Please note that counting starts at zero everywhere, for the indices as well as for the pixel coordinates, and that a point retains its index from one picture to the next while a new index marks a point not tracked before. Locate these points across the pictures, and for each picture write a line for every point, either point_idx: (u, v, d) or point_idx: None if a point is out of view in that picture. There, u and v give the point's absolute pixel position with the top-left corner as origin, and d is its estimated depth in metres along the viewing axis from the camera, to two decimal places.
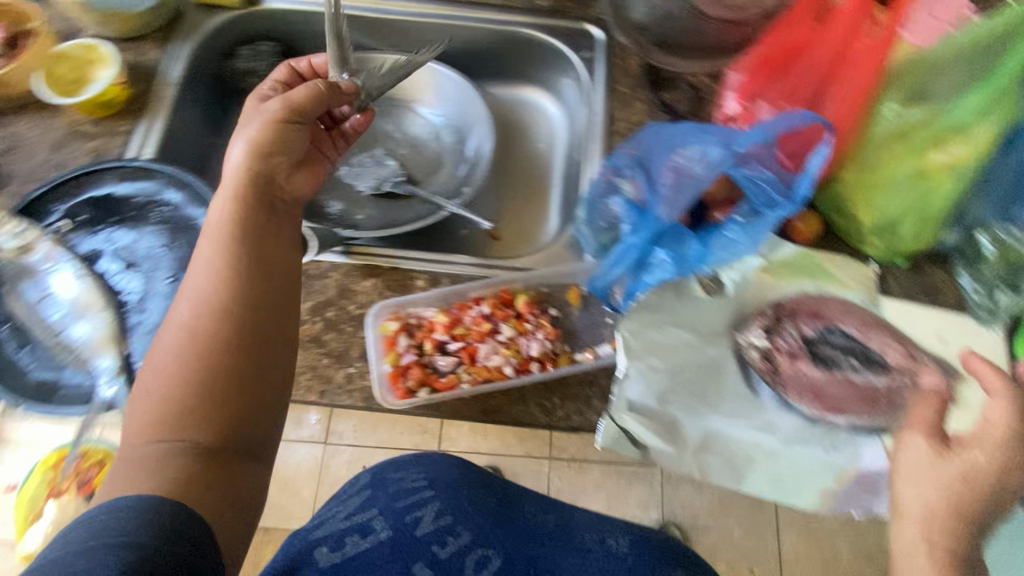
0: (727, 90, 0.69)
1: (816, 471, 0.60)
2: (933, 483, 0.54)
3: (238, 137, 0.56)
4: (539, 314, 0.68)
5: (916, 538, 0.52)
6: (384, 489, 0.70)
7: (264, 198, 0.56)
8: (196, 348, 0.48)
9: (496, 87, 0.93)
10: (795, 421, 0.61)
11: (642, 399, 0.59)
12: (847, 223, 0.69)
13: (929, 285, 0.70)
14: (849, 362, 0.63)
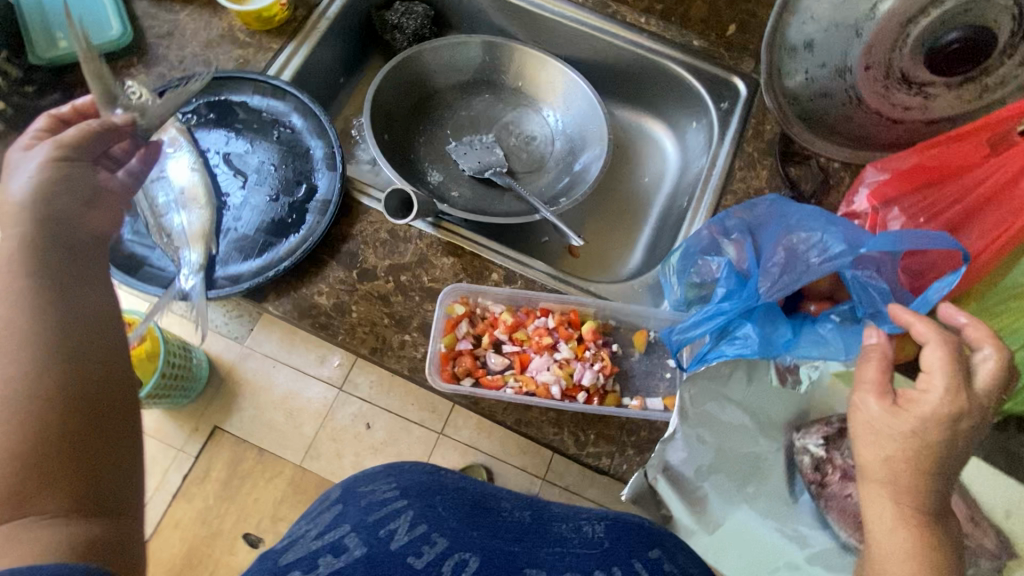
0: (861, 184, 0.65)
1: None
2: (891, 442, 0.43)
3: (11, 188, 0.49)
4: (600, 345, 0.66)
5: (883, 503, 0.43)
6: (355, 503, 0.59)
7: (61, 238, 0.49)
8: (11, 417, 0.41)
9: (622, 111, 0.92)
10: (829, 544, 0.57)
11: (680, 466, 0.59)
12: None
13: (1011, 451, 0.65)
14: None
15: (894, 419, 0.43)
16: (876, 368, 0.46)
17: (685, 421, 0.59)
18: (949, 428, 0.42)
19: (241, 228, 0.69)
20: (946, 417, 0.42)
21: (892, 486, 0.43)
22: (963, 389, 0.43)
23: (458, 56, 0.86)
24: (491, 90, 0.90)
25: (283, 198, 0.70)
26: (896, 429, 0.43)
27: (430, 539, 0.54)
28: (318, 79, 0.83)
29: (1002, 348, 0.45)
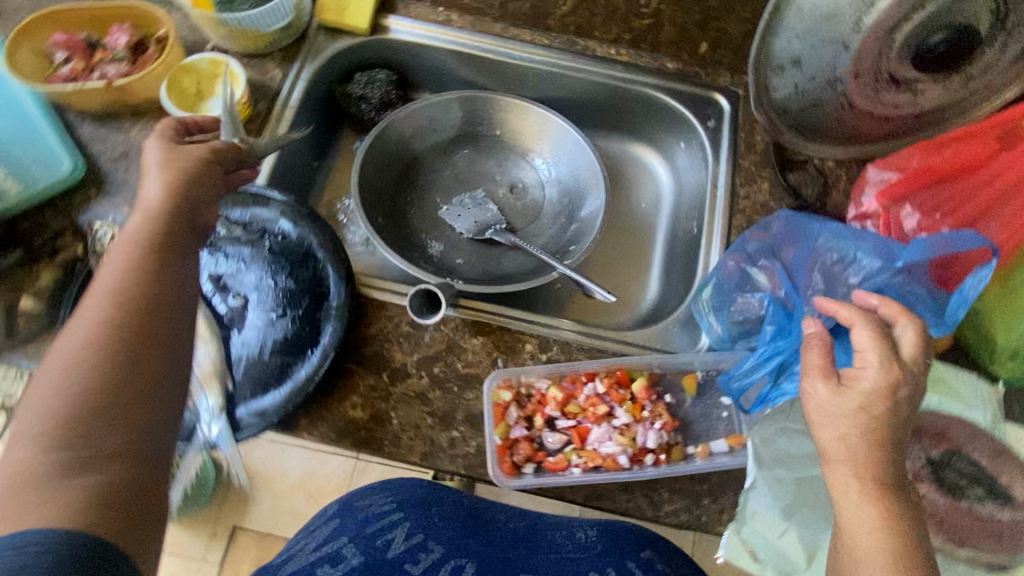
0: (868, 185, 0.67)
1: None
2: (844, 420, 0.46)
3: (153, 173, 0.51)
4: (655, 399, 0.65)
5: (846, 477, 0.45)
6: (353, 516, 0.67)
7: (187, 226, 0.51)
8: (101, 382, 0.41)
9: (605, 140, 0.91)
10: None
11: (766, 513, 0.57)
12: (977, 338, 0.65)
13: None
14: (974, 490, 0.61)
15: (839, 398, 0.47)
16: (819, 353, 0.50)
17: (760, 466, 0.58)
18: (890, 396, 0.46)
19: (251, 353, 0.64)
20: (885, 389, 0.46)
21: (850, 461, 0.45)
22: (894, 361, 0.47)
23: (434, 115, 0.83)
24: (472, 145, 0.87)
25: (290, 312, 0.66)
26: (845, 407, 0.46)
27: (430, 547, 0.65)
28: (293, 170, 0.78)
29: (912, 319, 0.49)
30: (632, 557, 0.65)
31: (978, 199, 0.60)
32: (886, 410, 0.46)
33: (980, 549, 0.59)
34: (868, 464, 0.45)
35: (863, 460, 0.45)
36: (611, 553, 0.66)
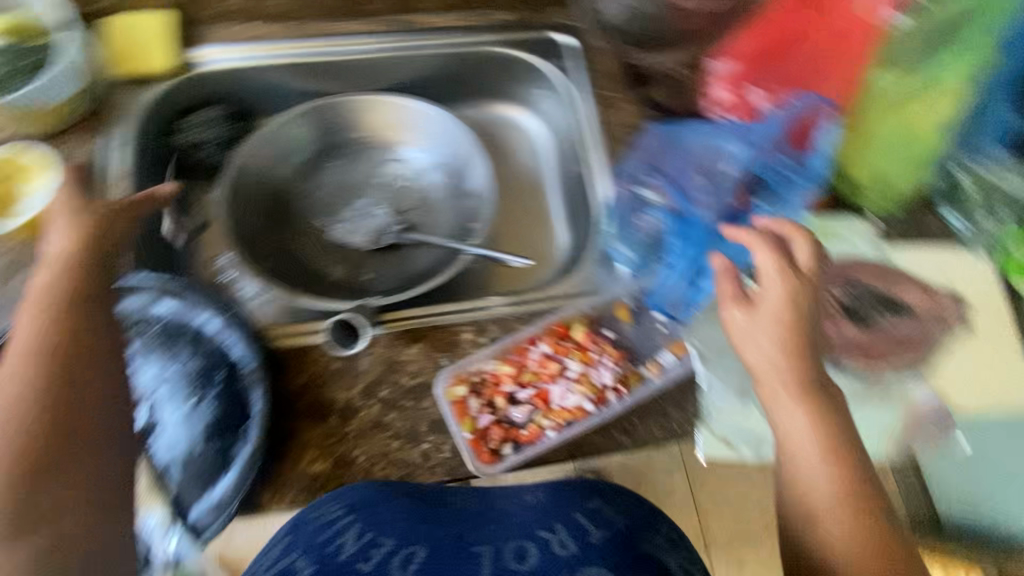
0: (715, 78, 0.71)
1: (881, 421, 0.66)
2: (766, 337, 0.52)
3: (55, 227, 0.55)
4: (598, 339, 0.67)
5: (778, 388, 0.51)
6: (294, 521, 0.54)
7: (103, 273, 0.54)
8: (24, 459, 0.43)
9: (470, 109, 0.88)
10: (850, 381, 0.66)
11: (725, 401, 0.62)
12: (846, 185, 0.72)
13: (924, 227, 0.75)
14: (880, 310, 0.68)
15: (753, 321, 0.53)
16: (730, 283, 0.56)
17: (700, 363, 0.62)
18: (793, 305, 0.52)
19: (180, 453, 0.60)
20: (792, 300, 0.52)
21: (783, 374, 0.51)
22: (793, 273, 0.53)
23: (286, 139, 0.79)
24: (337, 157, 0.83)
25: (204, 395, 0.62)
26: (764, 327, 0.52)
27: (379, 544, 0.51)
28: (155, 244, 0.71)
29: (805, 234, 0.56)
30: (579, 508, 0.56)
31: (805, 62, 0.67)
32: (794, 317, 0.52)
33: (896, 357, 0.68)
34: (795, 374, 0.51)
35: (786, 371, 0.51)
36: (564, 504, 0.56)
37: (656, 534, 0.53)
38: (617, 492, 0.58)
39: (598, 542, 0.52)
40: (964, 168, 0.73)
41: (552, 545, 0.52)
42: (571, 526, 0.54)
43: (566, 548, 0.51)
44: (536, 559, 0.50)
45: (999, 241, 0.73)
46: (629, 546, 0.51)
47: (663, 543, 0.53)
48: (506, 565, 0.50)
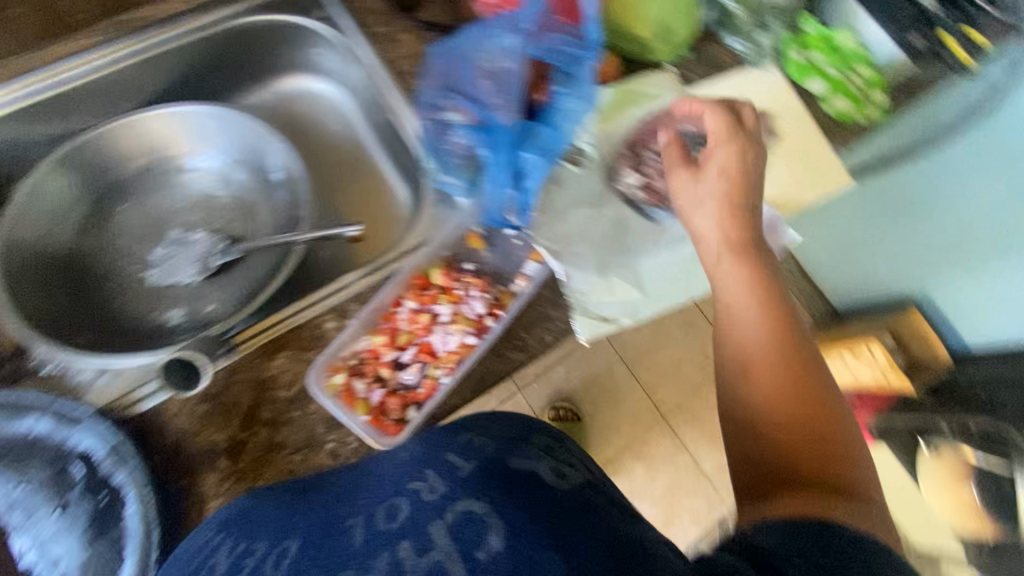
0: None
1: None
2: (709, 197, 0.58)
3: None
4: (460, 275, 0.65)
5: (717, 245, 0.58)
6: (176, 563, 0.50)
7: None
8: None
9: (252, 95, 0.83)
10: None
11: (591, 283, 0.64)
12: (634, 46, 0.76)
13: (712, 59, 0.83)
14: None
15: (705, 180, 0.59)
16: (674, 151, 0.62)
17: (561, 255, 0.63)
18: (743, 171, 0.59)
19: (69, 563, 0.55)
20: (733, 159, 0.59)
21: (726, 238, 0.57)
22: (738, 134, 0.60)
23: (48, 198, 0.68)
24: (125, 199, 0.75)
25: (69, 496, 0.56)
26: (708, 186, 0.59)
27: (255, 549, 0.45)
28: None
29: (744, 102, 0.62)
30: (453, 448, 0.50)
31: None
32: (742, 179, 0.58)
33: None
34: (740, 235, 0.57)
35: (727, 231, 0.57)
36: (432, 450, 0.50)
37: (521, 451, 0.51)
38: (481, 421, 0.56)
39: (469, 473, 0.46)
40: None
41: (423, 492, 0.45)
42: (443, 470, 0.47)
43: (436, 491, 0.45)
44: (410, 511, 0.43)
45: (777, 47, 0.82)
46: (497, 470, 0.46)
47: (532, 457, 0.51)
48: (379, 529, 0.43)
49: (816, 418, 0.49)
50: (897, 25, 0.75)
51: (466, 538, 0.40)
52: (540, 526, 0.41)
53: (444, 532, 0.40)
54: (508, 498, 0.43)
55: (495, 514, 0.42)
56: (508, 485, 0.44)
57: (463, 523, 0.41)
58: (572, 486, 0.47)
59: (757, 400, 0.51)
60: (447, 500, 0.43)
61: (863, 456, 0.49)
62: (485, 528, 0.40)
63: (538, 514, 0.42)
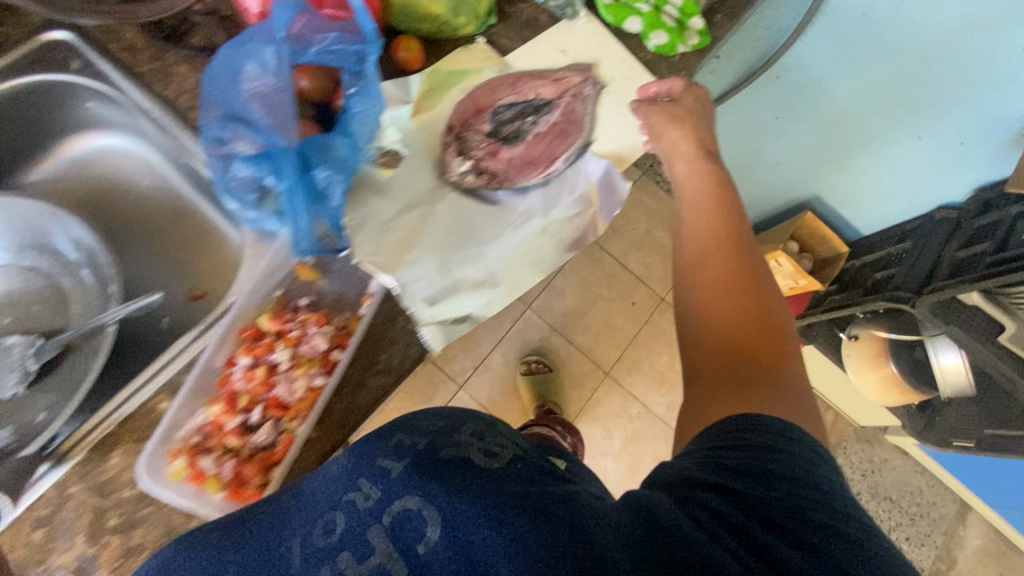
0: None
1: (576, 209, 0.70)
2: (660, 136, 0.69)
3: None
4: (293, 314, 0.61)
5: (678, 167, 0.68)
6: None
7: None
8: None
9: (36, 169, 0.74)
10: (537, 194, 0.70)
11: (430, 288, 0.61)
12: (433, 26, 0.71)
13: (524, 21, 0.79)
14: (527, 119, 0.71)
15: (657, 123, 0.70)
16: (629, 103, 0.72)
17: (396, 267, 0.59)
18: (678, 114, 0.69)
19: None
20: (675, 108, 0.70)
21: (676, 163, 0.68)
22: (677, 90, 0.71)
23: None
24: None
25: None
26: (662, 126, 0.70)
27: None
28: None
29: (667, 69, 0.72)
30: (382, 452, 0.42)
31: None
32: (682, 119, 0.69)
33: (557, 150, 0.71)
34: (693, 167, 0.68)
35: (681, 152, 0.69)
36: (365, 457, 0.43)
37: (456, 435, 0.45)
38: (418, 414, 0.48)
39: (401, 473, 0.40)
40: None
41: (358, 502, 0.40)
42: (374, 476, 0.41)
43: (370, 496, 0.40)
44: (346, 524, 0.39)
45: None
46: (431, 459, 0.41)
47: (465, 440, 0.44)
48: (316, 546, 0.39)
49: (758, 308, 0.57)
50: None
51: (403, 538, 0.37)
52: (486, 514, 0.37)
53: (382, 535, 0.38)
54: (446, 489, 0.39)
55: (432, 507, 0.38)
56: (442, 473, 0.40)
57: (402, 524, 0.38)
58: (505, 460, 0.43)
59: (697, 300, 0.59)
60: (381, 505, 0.39)
61: (790, 346, 0.56)
62: (423, 523, 0.38)
63: (478, 502, 0.38)
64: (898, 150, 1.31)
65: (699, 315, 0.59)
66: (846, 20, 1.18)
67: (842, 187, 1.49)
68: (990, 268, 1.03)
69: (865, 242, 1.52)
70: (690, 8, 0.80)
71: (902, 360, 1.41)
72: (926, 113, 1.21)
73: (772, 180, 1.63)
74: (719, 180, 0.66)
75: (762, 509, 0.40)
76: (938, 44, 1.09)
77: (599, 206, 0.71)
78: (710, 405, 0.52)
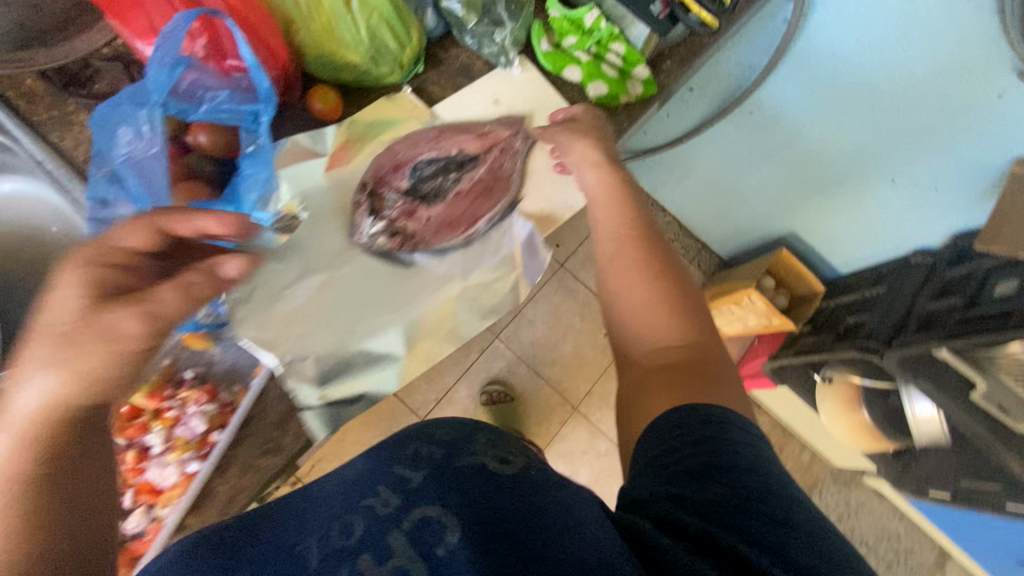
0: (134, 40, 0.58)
1: (499, 274, 0.66)
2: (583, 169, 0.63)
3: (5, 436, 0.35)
4: (173, 389, 0.56)
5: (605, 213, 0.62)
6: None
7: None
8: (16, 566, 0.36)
9: None
10: (456, 257, 0.65)
11: (320, 366, 0.57)
12: (350, 75, 0.68)
13: (457, 68, 0.75)
14: (449, 177, 0.67)
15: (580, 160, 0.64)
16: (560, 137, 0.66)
17: (279, 347, 0.56)
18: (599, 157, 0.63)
19: None
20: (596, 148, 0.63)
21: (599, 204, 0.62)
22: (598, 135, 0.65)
23: None
24: None
25: None
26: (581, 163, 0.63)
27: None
28: None
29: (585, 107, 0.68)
30: (399, 460, 0.41)
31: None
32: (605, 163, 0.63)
33: (480, 209, 0.67)
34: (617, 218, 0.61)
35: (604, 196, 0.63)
36: (383, 463, 0.41)
37: (470, 448, 0.44)
38: (424, 428, 0.47)
39: (422, 481, 0.39)
40: None
41: (377, 506, 0.37)
42: (394, 484, 0.38)
43: (391, 502, 0.37)
44: (365, 527, 0.35)
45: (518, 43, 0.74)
46: (451, 467, 0.40)
47: (479, 450, 0.44)
48: (336, 547, 0.34)
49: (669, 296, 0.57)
50: None
51: (424, 543, 0.34)
52: (512, 528, 0.36)
53: (404, 538, 0.34)
54: (465, 494, 0.38)
55: (452, 514, 0.36)
56: (461, 484, 0.39)
57: (424, 530, 0.35)
58: (519, 468, 0.43)
59: (635, 310, 0.57)
60: (403, 510, 0.36)
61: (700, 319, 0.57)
62: (444, 529, 0.35)
63: (492, 505, 0.37)
64: (872, 194, 1.26)
65: (638, 330, 0.56)
66: (815, 64, 1.13)
67: (818, 225, 1.44)
68: (956, 326, 0.99)
69: (842, 281, 1.47)
70: (634, 56, 0.76)
71: (876, 406, 1.36)
72: (899, 159, 1.16)
73: (748, 214, 1.58)
74: (649, 241, 0.61)
75: (730, 517, 0.38)
76: (908, 92, 1.05)
77: (524, 271, 0.67)
78: (664, 404, 0.49)
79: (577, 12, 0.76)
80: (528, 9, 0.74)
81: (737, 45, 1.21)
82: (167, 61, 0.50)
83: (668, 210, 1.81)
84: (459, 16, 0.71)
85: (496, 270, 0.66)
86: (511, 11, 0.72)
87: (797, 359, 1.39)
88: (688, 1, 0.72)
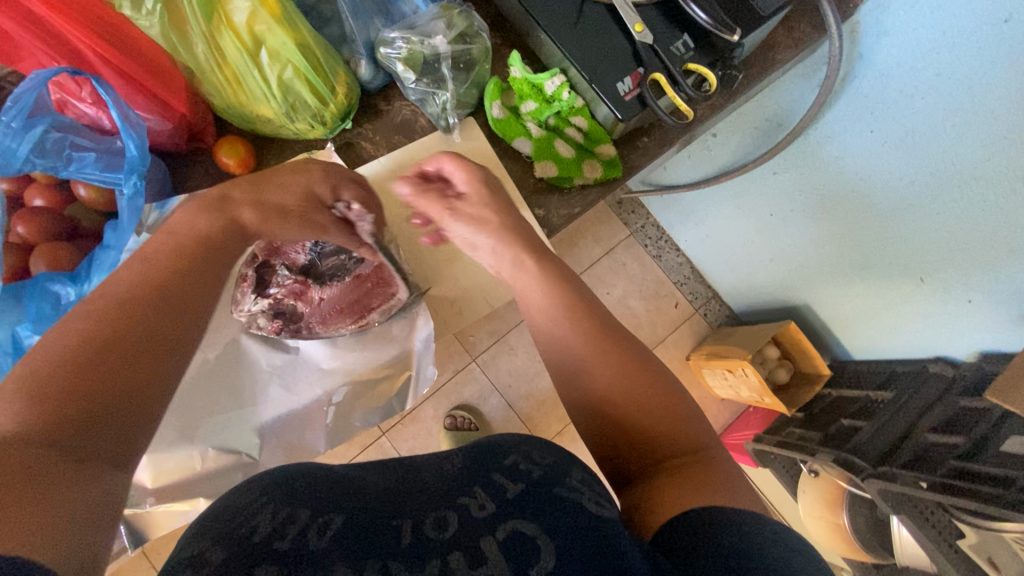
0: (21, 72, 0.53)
1: (380, 374, 0.63)
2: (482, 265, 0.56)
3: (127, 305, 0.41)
4: None
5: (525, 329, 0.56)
6: (229, 513, 0.36)
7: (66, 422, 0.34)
8: (100, 433, 0.35)
9: None
10: (339, 350, 0.62)
11: (158, 465, 0.56)
12: (267, 128, 0.62)
13: (398, 123, 0.68)
14: (345, 261, 0.60)
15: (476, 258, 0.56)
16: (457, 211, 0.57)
17: None
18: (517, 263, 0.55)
19: None
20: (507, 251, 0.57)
21: None
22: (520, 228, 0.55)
23: None
24: None
25: None
26: None
27: (259, 520, 0.35)
28: None
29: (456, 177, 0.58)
30: (496, 467, 0.42)
31: (63, 33, 0.49)
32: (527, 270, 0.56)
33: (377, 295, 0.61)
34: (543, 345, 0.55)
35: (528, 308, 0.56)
36: (481, 467, 0.42)
37: (565, 477, 0.41)
38: (531, 439, 0.46)
39: (517, 495, 0.39)
40: (388, 43, 0.61)
41: (472, 509, 0.38)
42: (490, 489, 0.40)
43: (485, 508, 0.38)
44: (459, 524, 0.37)
45: (466, 107, 0.67)
46: (547, 493, 0.39)
47: (575, 486, 0.40)
48: (428, 537, 0.36)
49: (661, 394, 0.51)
50: (610, 64, 0.63)
51: (516, 559, 0.34)
52: (595, 558, 0.35)
53: (496, 548, 0.35)
54: (562, 523, 0.37)
55: (548, 538, 0.36)
56: (559, 511, 0.38)
57: (516, 545, 0.35)
58: (612, 517, 0.39)
59: (612, 402, 0.50)
60: (495, 518, 0.37)
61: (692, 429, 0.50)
62: (538, 550, 0.35)
63: (590, 544, 0.36)
64: (895, 288, 1.09)
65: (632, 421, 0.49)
66: (845, 138, 0.97)
67: (832, 305, 1.28)
68: (946, 477, 0.89)
69: (850, 369, 1.32)
70: (598, 134, 0.68)
71: (858, 513, 1.23)
72: (931, 260, 0.99)
73: (763, 276, 1.42)
74: (614, 392, 0.50)
75: None
76: (951, 188, 0.87)
77: (412, 372, 0.64)
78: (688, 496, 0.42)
79: (538, 76, 0.66)
80: (480, 67, 0.65)
81: (766, 98, 1.07)
82: (15, 123, 0.48)
83: (682, 250, 1.66)
84: (398, 72, 0.62)
85: (386, 367, 0.63)
86: (459, 69, 0.64)
87: (777, 449, 1.28)
88: (662, 84, 0.62)
